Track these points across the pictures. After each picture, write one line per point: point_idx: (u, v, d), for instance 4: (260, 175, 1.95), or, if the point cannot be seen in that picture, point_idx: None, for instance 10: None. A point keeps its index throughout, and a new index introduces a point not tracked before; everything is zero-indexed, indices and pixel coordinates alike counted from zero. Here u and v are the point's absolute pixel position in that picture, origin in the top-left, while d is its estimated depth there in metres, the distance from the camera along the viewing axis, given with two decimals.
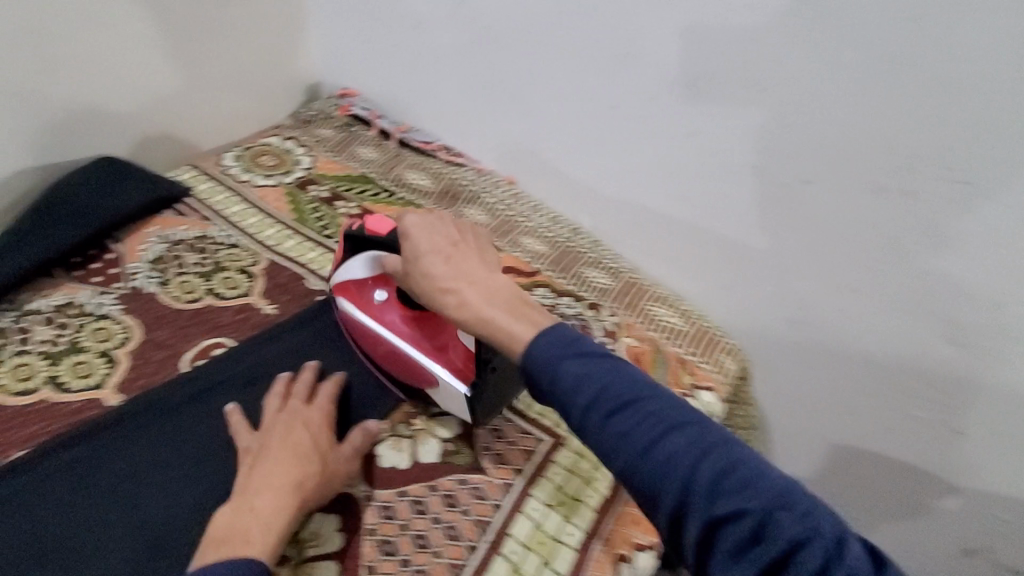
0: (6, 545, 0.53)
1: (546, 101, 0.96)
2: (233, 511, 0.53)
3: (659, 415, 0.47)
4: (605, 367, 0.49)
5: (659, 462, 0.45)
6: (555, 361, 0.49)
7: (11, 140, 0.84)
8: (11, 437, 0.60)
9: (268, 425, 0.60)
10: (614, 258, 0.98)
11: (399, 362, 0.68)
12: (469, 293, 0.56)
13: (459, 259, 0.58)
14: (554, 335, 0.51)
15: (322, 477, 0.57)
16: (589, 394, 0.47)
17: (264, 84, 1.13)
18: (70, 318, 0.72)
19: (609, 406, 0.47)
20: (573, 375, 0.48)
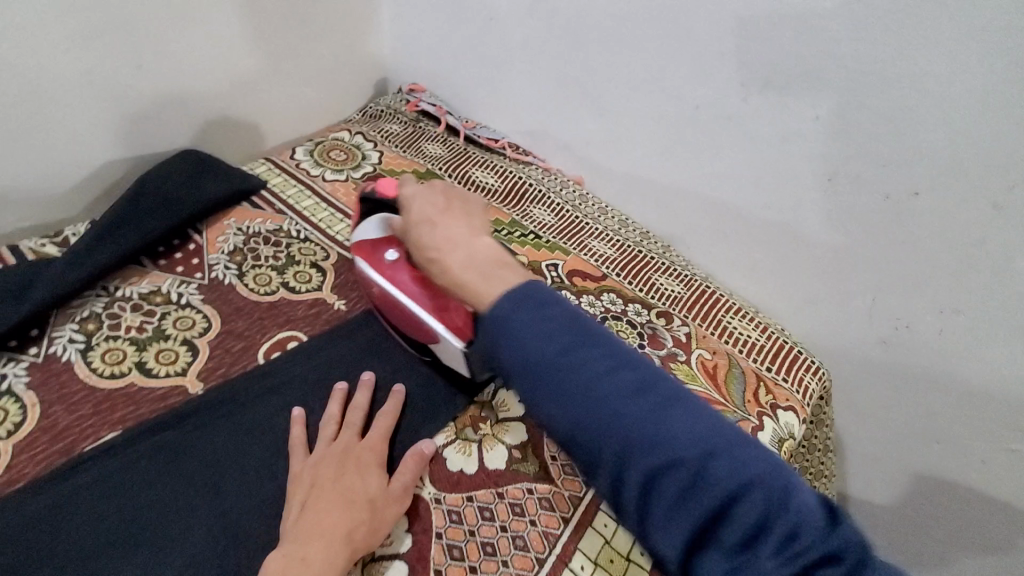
0: (95, 524, 0.54)
1: (621, 99, 0.93)
2: (283, 561, 0.50)
3: (608, 371, 0.43)
4: (558, 319, 0.45)
5: (602, 415, 0.42)
6: (506, 318, 0.45)
7: (104, 131, 0.87)
8: (101, 419, 0.62)
9: (318, 463, 0.58)
10: (684, 265, 0.95)
11: (410, 323, 0.67)
12: (450, 258, 0.52)
13: (447, 224, 0.55)
14: (516, 292, 0.46)
15: (372, 524, 0.54)
16: (540, 348, 0.44)
17: (336, 80, 1.15)
18: (156, 305, 0.75)
19: (557, 363, 0.43)
20: (522, 331, 0.44)
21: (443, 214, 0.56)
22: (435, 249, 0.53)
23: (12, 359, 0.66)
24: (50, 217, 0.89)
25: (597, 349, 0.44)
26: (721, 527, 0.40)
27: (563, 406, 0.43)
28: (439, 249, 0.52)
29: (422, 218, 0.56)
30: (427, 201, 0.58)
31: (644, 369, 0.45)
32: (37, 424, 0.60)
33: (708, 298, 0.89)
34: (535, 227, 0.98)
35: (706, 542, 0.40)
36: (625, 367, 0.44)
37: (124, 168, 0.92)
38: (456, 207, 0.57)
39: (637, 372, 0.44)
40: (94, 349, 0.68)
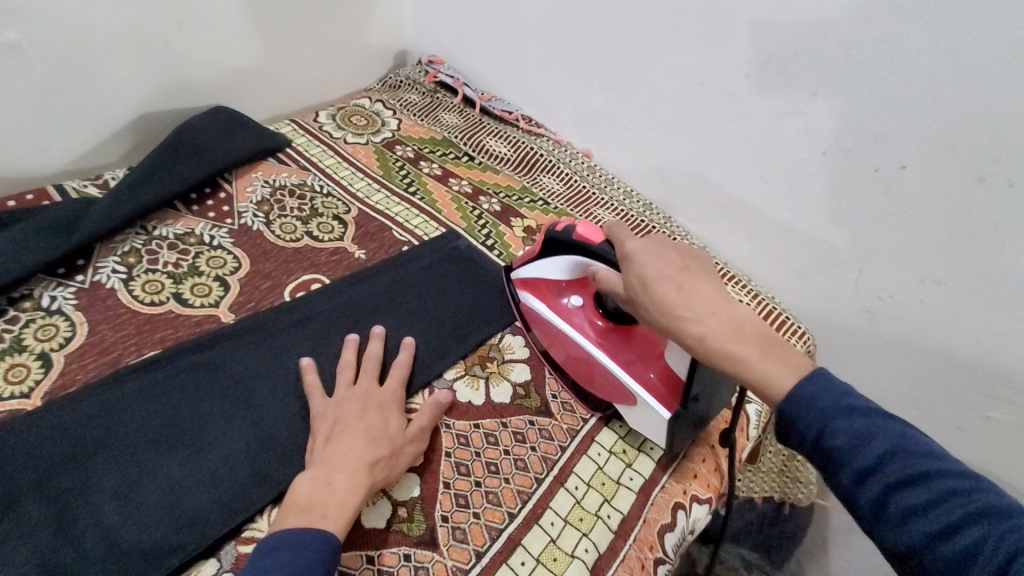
0: (139, 426, 0.60)
1: (633, 74, 0.98)
2: (312, 482, 0.55)
3: (961, 495, 0.42)
4: (893, 433, 0.46)
5: (955, 545, 0.41)
6: (825, 422, 0.47)
7: (142, 84, 0.92)
8: (144, 339, 0.68)
9: (340, 404, 0.62)
10: (684, 235, 1.00)
11: (590, 370, 0.68)
12: (710, 325, 0.53)
13: (693, 287, 0.55)
14: (817, 386, 0.49)
15: (392, 460, 0.58)
16: (870, 458, 0.45)
17: (357, 48, 1.19)
18: (190, 245, 0.80)
19: (891, 473, 0.44)
20: (851, 437, 0.46)
21: (683, 272, 0.56)
22: (689, 310, 0.54)
23: (61, 284, 0.72)
24: (88, 162, 0.94)
25: (951, 473, 0.43)
26: None
27: (907, 523, 0.43)
28: (701, 317, 0.53)
29: (662, 275, 0.56)
30: (661, 257, 0.58)
31: (1008, 498, 0.42)
32: (86, 340, 0.66)
33: None
34: (543, 195, 1.04)
35: None
36: (975, 490, 0.42)
37: (158, 121, 0.98)
38: (692, 267, 0.57)
39: (992, 497, 0.42)
40: (135, 280, 0.74)
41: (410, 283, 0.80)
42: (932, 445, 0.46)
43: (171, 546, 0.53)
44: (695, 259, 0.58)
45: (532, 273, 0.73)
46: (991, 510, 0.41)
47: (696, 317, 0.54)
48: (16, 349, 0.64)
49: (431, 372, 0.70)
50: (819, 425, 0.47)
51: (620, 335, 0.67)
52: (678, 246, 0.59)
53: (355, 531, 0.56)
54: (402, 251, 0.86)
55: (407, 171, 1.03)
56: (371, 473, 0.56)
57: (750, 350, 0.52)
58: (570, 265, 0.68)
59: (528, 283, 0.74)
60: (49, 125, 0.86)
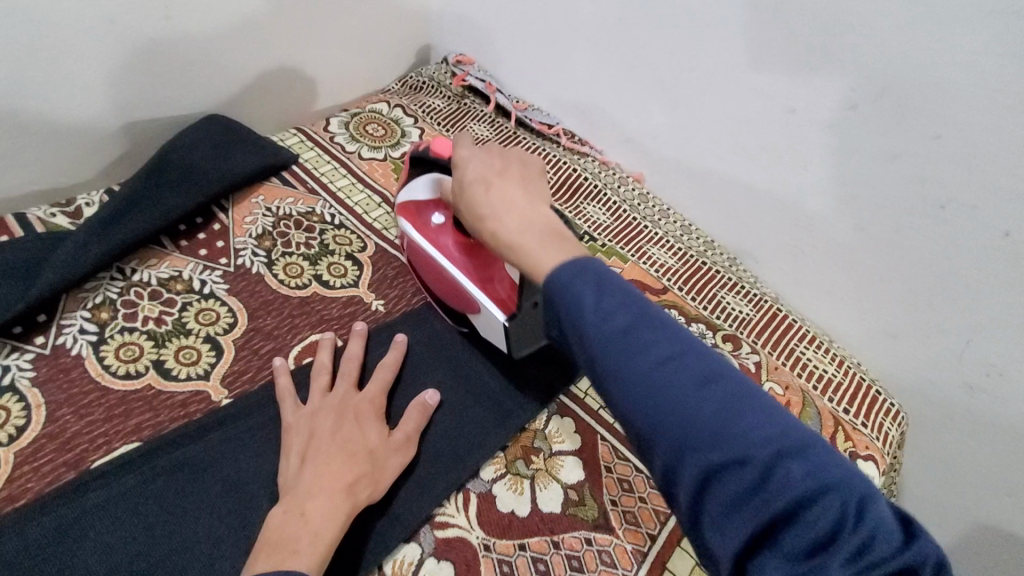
0: (103, 556, 0.47)
1: (700, 96, 0.83)
2: (284, 515, 0.47)
3: (671, 351, 0.37)
4: (618, 292, 0.40)
5: (656, 398, 0.36)
6: (566, 287, 0.40)
7: (124, 90, 0.78)
8: (114, 426, 0.55)
9: (314, 414, 0.56)
10: (754, 282, 0.86)
11: (447, 287, 0.66)
12: (506, 218, 0.48)
13: (503, 187, 0.51)
14: (575, 258, 0.42)
15: (373, 481, 0.52)
16: (592, 320, 0.38)
17: (377, 44, 1.04)
18: (176, 294, 0.67)
19: (608, 333, 0.38)
20: (584, 300, 0.39)
21: (497, 175, 0.52)
22: (490, 211, 0.49)
23: (17, 349, 0.59)
24: (63, 182, 0.80)
25: (664, 329, 0.39)
26: (783, 535, 0.32)
27: (615, 381, 0.37)
28: (497, 216, 0.49)
29: (477, 177, 0.52)
30: (487, 163, 0.54)
31: (707, 349, 0.38)
32: (43, 430, 0.53)
33: (779, 323, 0.81)
34: (588, 228, 0.89)
35: (767, 553, 0.33)
36: (685, 347, 0.38)
37: (145, 132, 0.84)
38: (512, 169, 0.53)
39: (691, 348, 0.38)
40: (108, 342, 0.61)
41: (438, 347, 0.67)
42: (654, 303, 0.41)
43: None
44: (520, 162, 0.54)
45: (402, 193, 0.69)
46: (690, 363, 0.37)
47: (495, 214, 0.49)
48: None
49: (466, 468, 0.58)
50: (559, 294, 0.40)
51: (475, 251, 0.65)
52: (509, 152, 0.55)
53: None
54: (427, 302, 0.73)
55: None
56: (351, 494, 0.50)
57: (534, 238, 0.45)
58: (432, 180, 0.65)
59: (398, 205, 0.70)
60: (13, 142, 0.73)
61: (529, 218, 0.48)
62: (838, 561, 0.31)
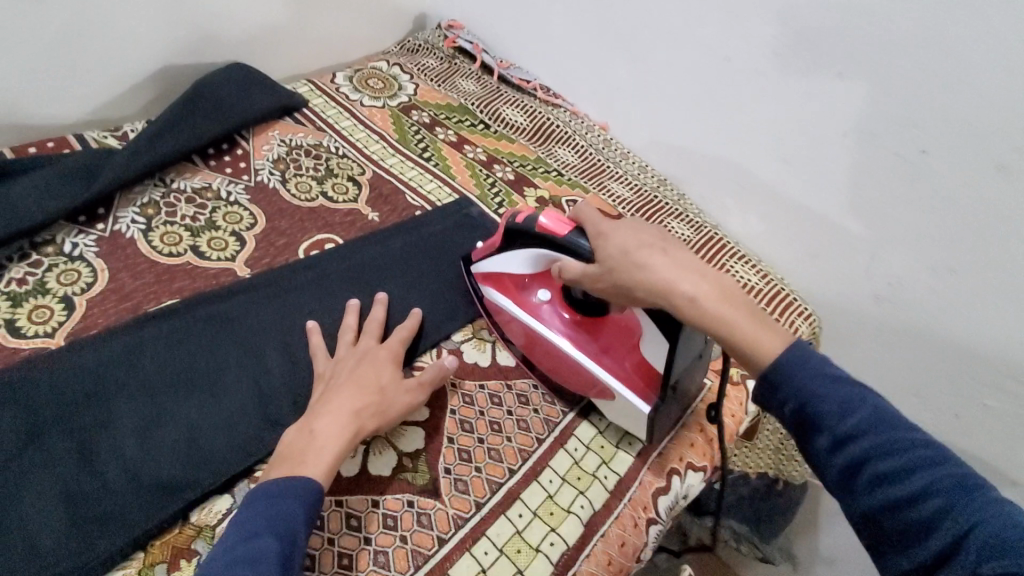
0: (154, 372, 0.62)
1: (657, 47, 0.96)
2: (296, 433, 0.56)
3: (926, 468, 0.44)
4: (868, 407, 0.47)
5: (916, 510, 0.44)
6: (809, 394, 0.48)
7: (165, 37, 0.92)
8: (161, 288, 0.69)
9: (339, 361, 0.63)
10: (698, 212, 0.99)
11: (566, 367, 0.66)
12: (696, 289, 0.53)
13: (677, 254, 0.56)
14: (805, 363, 0.50)
15: (381, 409, 0.59)
16: (845, 431, 0.47)
17: (379, 10, 1.18)
18: (207, 200, 0.81)
19: (854, 439, 0.46)
20: (834, 410, 0.47)
21: (662, 241, 0.56)
22: (673, 283, 0.54)
23: (82, 231, 0.73)
24: (108, 115, 0.94)
25: (918, 445, 0.45)
26: None
27: (873, 489, 0.45)
28: (685, 286, 0.53)
29: (639, 244, 0.55)
30: (638, 229, 0.57)
31: (963, 465, 0.44)
32: (106, 287, 0.68)
33: (716, 244, 0.94)
34: (558, 166, 1.04)
35: None
36: (934, 457, 0.45)
37: (179, 75, 0.98)
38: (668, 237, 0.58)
39: (947, 465, 0.44)
40: (154, 231, 0.75)
41: (420, 247, 0.81)
42: (897, 412, 0.48)
43: (187, 486, 0.56)
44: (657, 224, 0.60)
45: (494, 266, 0.69)
46: (946, 478, 0.44)
47: (686, 281, 0.53)
48: (39, 292, 0.66)
49: (440, 331, 0.72)
50: (801, 400, 0.49)
51: (589, 327, 0.65)
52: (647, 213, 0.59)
53: (335, 481, 0.58)
54: (414, 216, 0.87)
55: (422, 136, 1.04)
56: (355, 419, 0.57)
57: (736, 313, 0.53)
58: (533, 257, 0.66)
59: (492, 278, 0.70)
60: (72, 77, 0.87)
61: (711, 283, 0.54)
62: None
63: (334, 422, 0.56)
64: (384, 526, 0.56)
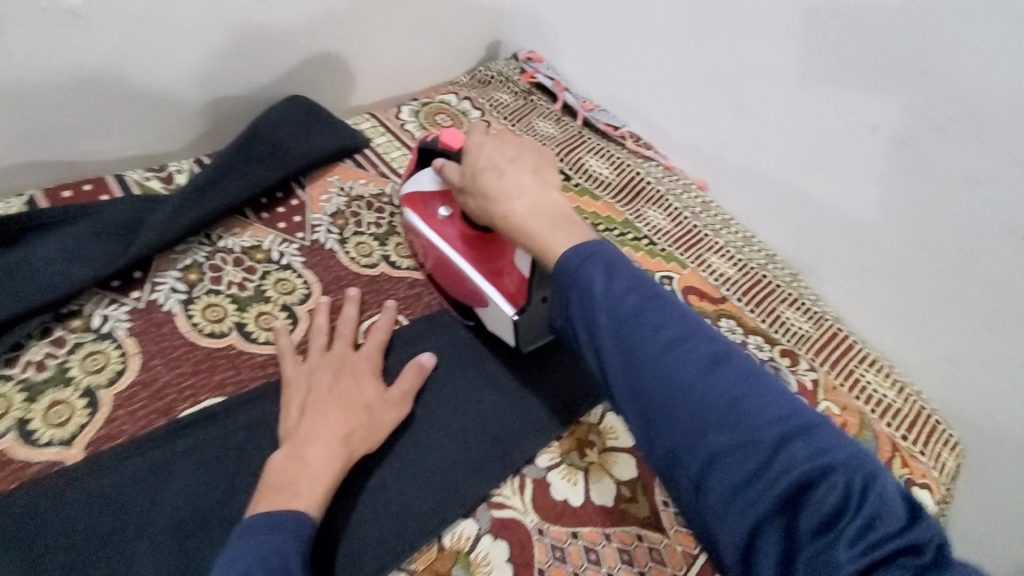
0: (185, 500, 0.51)
1: (777, 103, 0.82)
2: (285, 460, 0.50)
3: (682, 343, 0.42)
4: (636, 284, 0.44)
5: (669, 385, 0.41)
6: (580, 274, 0.44)
7: (221, 67, 0.82)
8: (198, 382, 0.59)
9: (314, 369, 0.58)
10: (815, 300, 0.85)
11: (456, 279, 0.67)
12: (517, 202, 0.51)
13: (516, 174, 0.53)
14: (585, 247, 0.46)
15: (370, 431, 0.55)
16: (607, 311, 0.43)
17: (454, 38, 1.06)
18: (257, 263, 0.71)
19: (615, 319, 0.42)
20: (606, 295, 0.43)
21: (512, 163, 0.54)
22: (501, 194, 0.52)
23: (115, 301, 0.63)
24: (154, 150, 0.84)
25: (678, 320, 0.43)
26: (792, 510, 0.37)
27: (631, 368, 0.42)
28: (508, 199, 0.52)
29: (488, 162, 0.55)
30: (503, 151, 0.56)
31: (718, 337, 0.42)
32: (136, 377, 0.57)
33: (840, 343, 0.79)
34: (648, 231, 0.90)
35: (776, 527, 0.37)
36: (686, 333, 0.42)
37: (232, 107, 0.87)
38: (524, 157, 0.55)
39: (706, 341, 0.42)
40: (195, 303, 0.65)
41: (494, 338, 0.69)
42: (665, 293, 0.45)
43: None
44: (530, 148, 0.57)
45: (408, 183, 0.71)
46: (702, 354, 0.41)
47: (506, 196, 0.52)
48: (60, 382, 0.56)
49: (521, 455, 0.60)
50: (571, 279, 0.44)
51: (481, 242, 0.66)
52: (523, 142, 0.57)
53: None
54: None
55: None
56: (346, 445, 0.53)
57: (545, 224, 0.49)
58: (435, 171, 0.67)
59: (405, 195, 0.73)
60: (119, 110, 0.77)
61: (541, 204, 0.51)
62: (842, 533, 0.35)
63: (326, 448, 0.51)
64: None
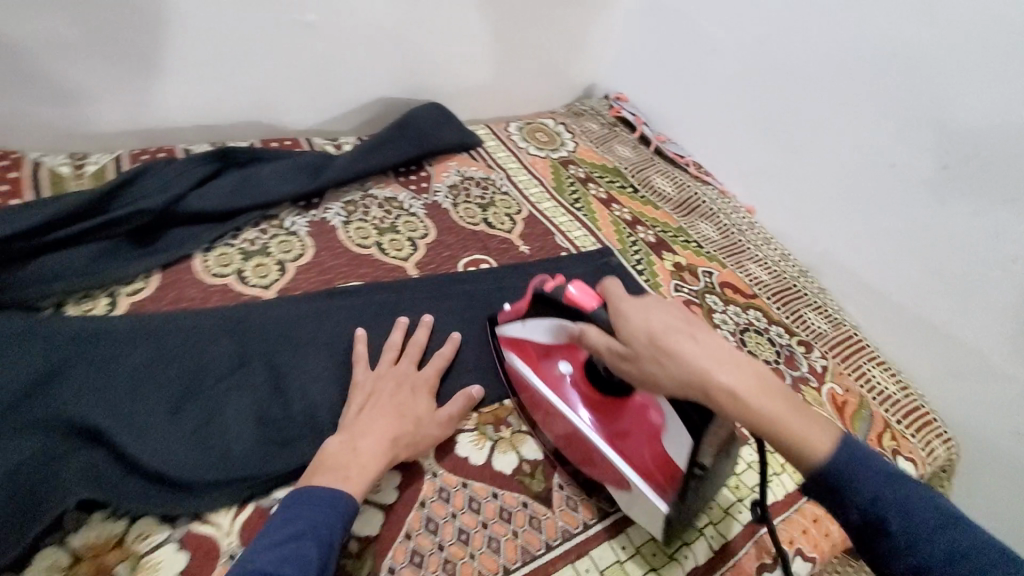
0: (333, 338, 0.73)
1: (819, 142, 1.00)
2: (339, 446, 0.60)
3: (971, 549, 0.46)
4: (916, 495, 0.48)
5: None
6: (864, 482, 0.49)
7: (388, 74, 1.11)
8: (348, 272, 0.83)
9: (379, 377, 0.68)
10: (837, 309, 0.98)
11: (579, 443, 0.67)
12: (733, 382, 0.50)
13: (706, 340, 0.52)
14: (849, 451, 0.50)
15: (414, 436, 0.63)
16: (900, 520, 0.47)
17: (558, 76, 1.33)
18: (393, 208, 0.96)
19: (912, 525, 0.47)
20: (899, 505, 0.48)
21: (690, 325, 0.54)
22: (708, 375, 0.51)
23: (299, 213, 0.89)
24: (329, 127, 1.13)
25: (956, 526, 0.47)
26: None
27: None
28: (725, 379, 0.50)
29: (669, 330, 0.53)
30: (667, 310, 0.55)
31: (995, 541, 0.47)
32: (310, 259, 0.82)
33: (853, 345, 0.93)
34: (698, 238, 1.06)
35: None
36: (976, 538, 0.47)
37: (389, 104, 1.16)
38: (697, 321, 0.55)
39: (986, 545, 0.46)
40: (350, 225, 0.90)
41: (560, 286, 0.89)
42: (941, 500, 0.49)
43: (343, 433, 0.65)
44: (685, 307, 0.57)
45: (523, 338, 0.72)
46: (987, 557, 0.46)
47: (722, 371, 0.51)
48: (262, 254, 0.81)
49: None
50: (857, 485, 0.49)
51: (610, 409, 0.67)
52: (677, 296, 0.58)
53: (462, 464, 0.66)
54: (560, 256, 0.96)
55: (576, 188, 1.14)
56: (391, 448, 0.61)
57: (776, 406, 0.50)
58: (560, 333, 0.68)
59: (517, 347, 0.73)
60: (313, 94, 1.07)
61: (751, 376, 0.51)
62: None
63: (377, 443, 0.60)
64: (500, 516, 0.63)
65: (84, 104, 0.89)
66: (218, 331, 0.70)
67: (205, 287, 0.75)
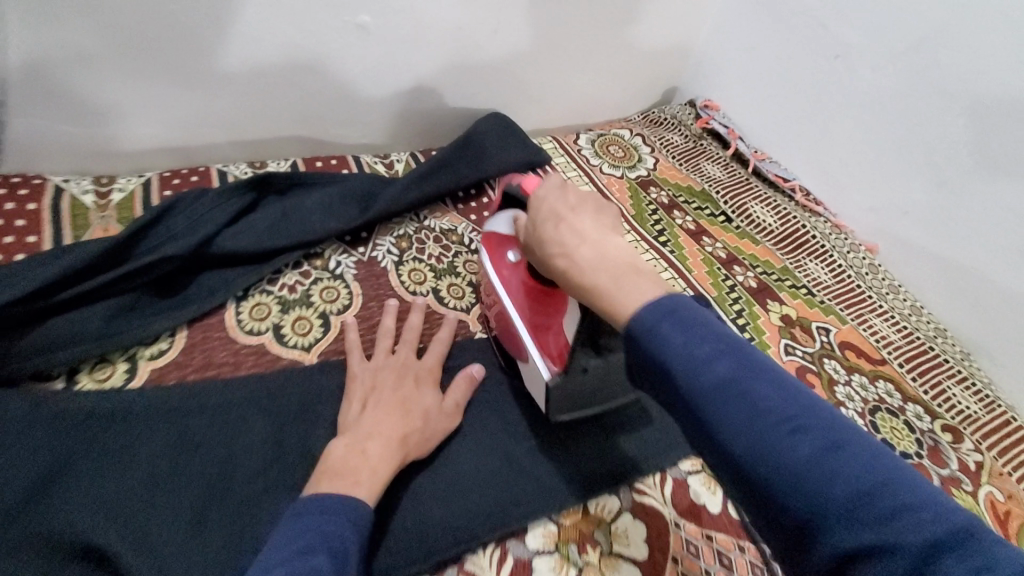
0: None
1: (977, 176, 0.81)
2: (346, 449, 0.54)
3: (781, 409, 0.35)
4: (726, 346, 0.38)
5: (780, 463, 0.34)
6: (658, 332, 0.39)
7: (448, 81, 0.97)
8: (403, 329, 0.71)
9: (377, 370, 0.63)
10: (986, 381, 0.80)
11: (504, 321, 0.68)
12: (581, 253, 0.48)
13: (575, 222, 0.51)
14: (665, 304, 0.41)
15: (423, 437, 0.58)
16: (695, 375, 0.37)
17: (638, 81, 1.16)
18: (452, 243, 0.83)
19: (707, 385, 0.37)
20: (700, 358, 0.38)
21: (569, 211, 0.53)
22: (564, 247, 0.50)
23: (346, 251, 0.77)
24: (379, 142, 1.01)
25: (768, 382, 0.37)
26: None
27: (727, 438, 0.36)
28: (571, 251, 0.49)
29: (550, 213, 0.53)
30: (557, 194, 0.55)
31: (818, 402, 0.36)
32: (358, 311, 0.71)
33: (1010, 431, 0.75)
34: (808, 282, 0.90)
35: None
36: (791, 402, 0.36)
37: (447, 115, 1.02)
38: (585, 206, 0.53)
39: (805, 408, 0.35)
40: (403, 265, 0.77)
41: None
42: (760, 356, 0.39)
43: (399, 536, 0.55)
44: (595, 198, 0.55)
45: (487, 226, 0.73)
46: (802, 422, 0.35)
47: (577, 246, 0.49)
48: (304, 304, 0.70)
49: (667, 458, 0.64)
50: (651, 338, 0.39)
51: (541, 299, 0.66)
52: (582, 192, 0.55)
53: None
54: None
55: (659, 217, 0.97)
56: (402, 448, 0.56)
57: (615, 278, 0.45)
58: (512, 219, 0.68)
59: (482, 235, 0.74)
60: (365, 105, 0.94)
61: (610, 253, 0.48)
62: None
63: (385, 445, 0.55)
64: None
65: (112, 123, 0.79)
66: (253, 409, 0.59)
67: (238, 349, 0.64)
